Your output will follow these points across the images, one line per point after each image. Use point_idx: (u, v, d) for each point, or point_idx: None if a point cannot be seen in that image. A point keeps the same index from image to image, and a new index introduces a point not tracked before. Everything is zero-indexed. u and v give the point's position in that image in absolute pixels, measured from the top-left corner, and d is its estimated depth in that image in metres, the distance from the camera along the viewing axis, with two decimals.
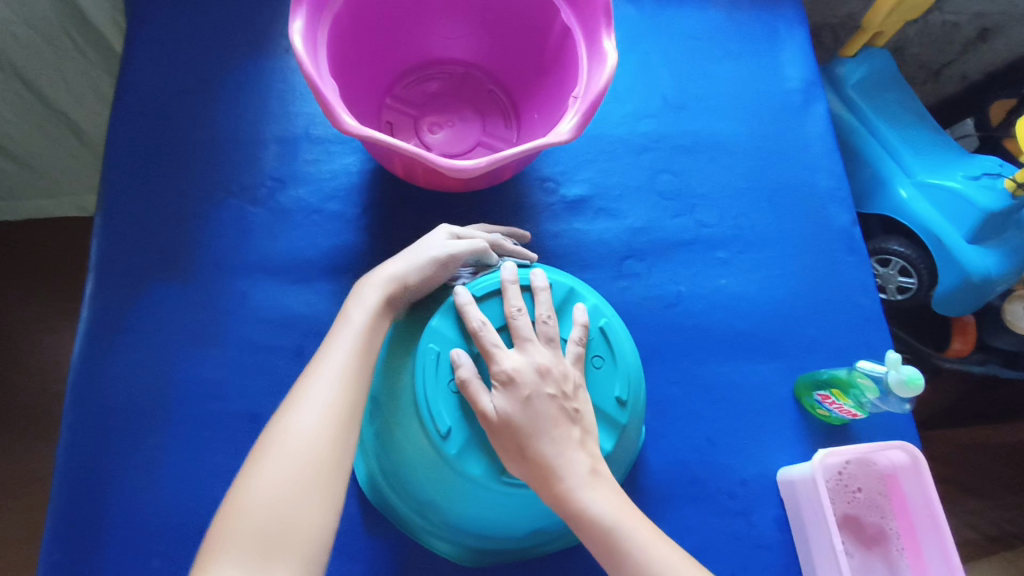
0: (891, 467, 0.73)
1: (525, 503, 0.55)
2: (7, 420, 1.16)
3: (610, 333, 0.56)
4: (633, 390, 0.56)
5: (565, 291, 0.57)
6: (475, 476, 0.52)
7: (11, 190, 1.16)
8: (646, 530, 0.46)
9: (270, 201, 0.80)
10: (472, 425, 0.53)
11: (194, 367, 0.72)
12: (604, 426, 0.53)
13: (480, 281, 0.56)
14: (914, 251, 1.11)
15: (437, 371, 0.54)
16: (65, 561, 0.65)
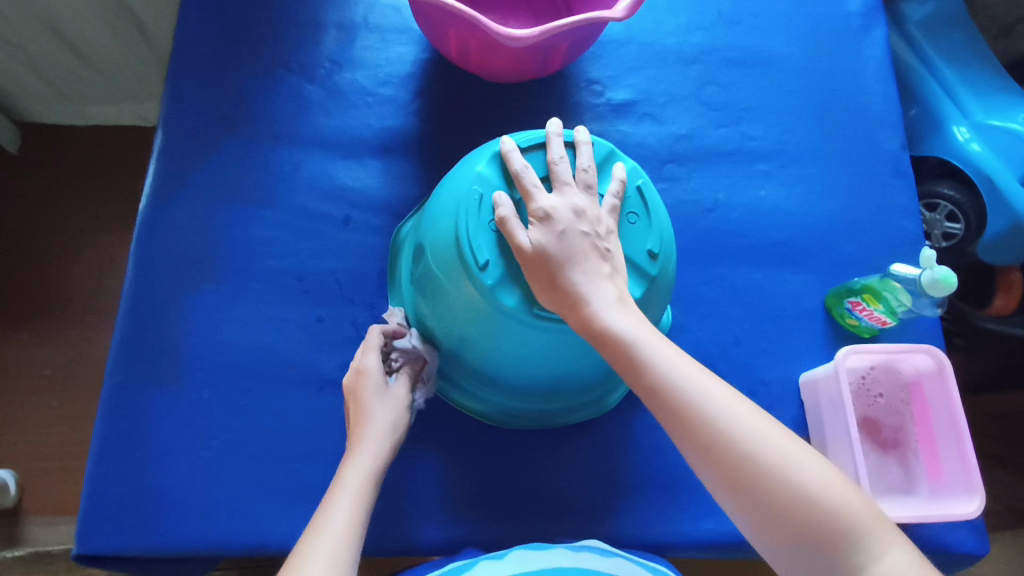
0: (916, 374, 0.74)
1: (552, 343, 0.59)
2: (69, 304, 1.25)
3: (647, 193, 0.59)
4: (665, 248, 0.59)
5: (607, 152, 0.60)
6: (509, 307, 0.55)
7: (84, 90, 1.23)
8: (665, 345, 0.52)
9: (327, 81, 0.84)
10: (508, 261, 0.56)
11: (249, 226, 0.77)
12: (633, 273, 0.56)
13: (525, 134, 0.59)
14: (964, 195, 1.09)
15: (478, 211, 0.57)
16: (125, 384, 0.71)
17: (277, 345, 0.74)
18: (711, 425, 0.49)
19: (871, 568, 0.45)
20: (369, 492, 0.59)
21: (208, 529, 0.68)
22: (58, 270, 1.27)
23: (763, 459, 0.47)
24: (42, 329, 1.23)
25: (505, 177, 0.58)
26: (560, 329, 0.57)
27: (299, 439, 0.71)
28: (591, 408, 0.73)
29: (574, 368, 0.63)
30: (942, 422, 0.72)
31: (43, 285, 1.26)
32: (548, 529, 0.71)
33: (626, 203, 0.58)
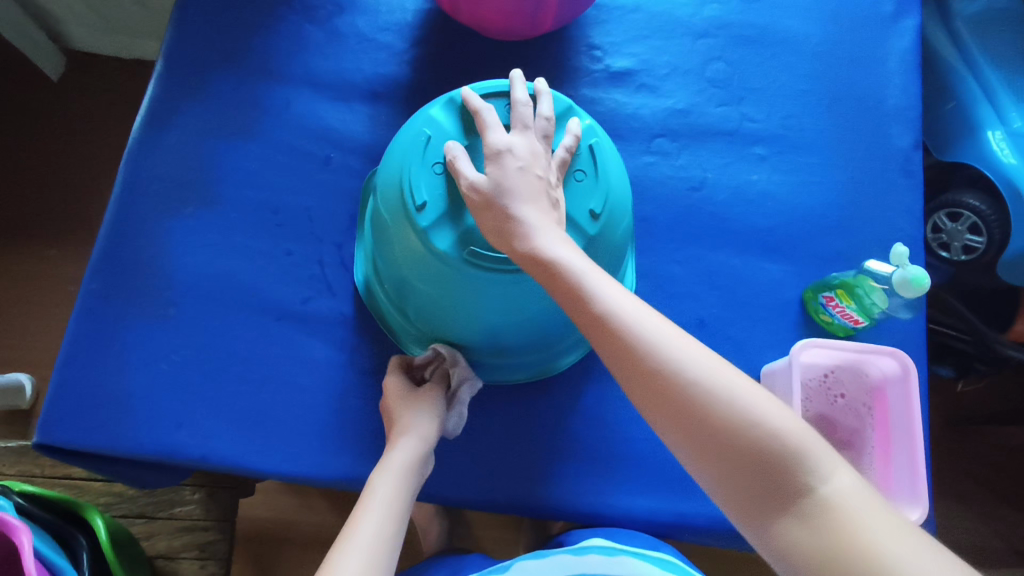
0: (883, 379, 0.71)
1: (485, 295, 0.59)
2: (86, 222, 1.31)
3: (598, 152, 0.59)
4: (610, 209, 0.59)
5: (565, 109, 0.61)
6: (441, 249, 0.56)
7: (125, 23, 1.28)
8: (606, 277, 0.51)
9: (327, 23, 0.85)
10: (446, 205, 0.57)
11: (233, 154, 0.79)
12: (571, 229, 0.57)
13: (482, 83, 0.60)
14: (991, 207, 1.03)
15: (424, 154, 0.58)
16: (99, 291, 0.75)
17: (245, 272, 0.76)
18: (654, 355, 0.46)
19: (817, 490, 0.42)
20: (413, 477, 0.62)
21: (158, 437, 0.71)
22: (83, 193, 1.32)
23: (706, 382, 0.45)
24: (61, 248, 1.29)
25: (457, 123, 0.60)
26: (492, 278, 0.57)
27: (253, 365, 0.74)
28: (538, 371, 0.74)
29: (510, 325, 0.63)
30: (900, 431, 0.68)
31: (69, 206, 1.31)
32: (480, 482, 0.71)
33: (575, 159, 0.59)
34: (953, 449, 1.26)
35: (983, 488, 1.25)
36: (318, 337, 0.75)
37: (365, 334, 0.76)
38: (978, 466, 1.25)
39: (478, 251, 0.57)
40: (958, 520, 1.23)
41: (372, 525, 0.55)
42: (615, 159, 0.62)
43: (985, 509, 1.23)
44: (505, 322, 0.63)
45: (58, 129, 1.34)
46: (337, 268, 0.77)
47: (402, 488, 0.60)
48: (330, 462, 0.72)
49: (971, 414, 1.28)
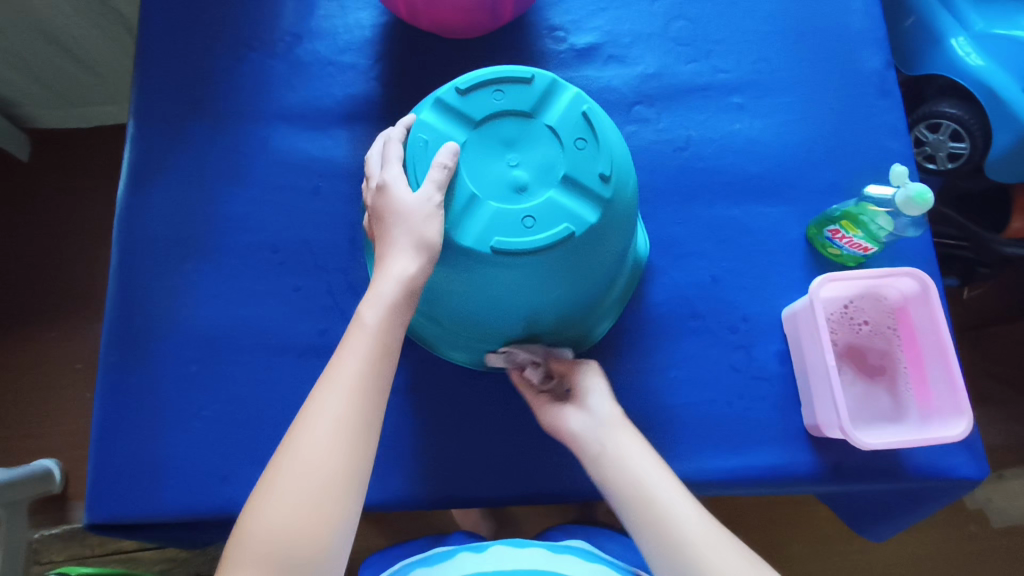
0: (902, 299, 0.72)
1: (517, 283, 0.58)
2: (75, 297, 1.29)
3: (592, 118, 0.59)
4: (616, 172, 0.59)
5: (548, 83, 0.60)
6: (467, 245, 0.56)
7: (82, 93, 1.27)
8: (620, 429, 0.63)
9: (288, 54, 0.84)
10: (462, 202, 0.57)
11: (221, 202, 0.79)
12: (586, 198, 0.57)
13: (463, 77, 0.60)
14: (968, 112, 1.04)
15: (425, 159, 0.58)
16: (118, 362, 0.74)
17: (256, 316, 0.76)
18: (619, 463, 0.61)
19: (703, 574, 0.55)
20: (387, 333, 0.55)
21: (205, 494, 0.71)
22: (71, 270, 1.30)
23: (654, 490, 0.59)
24: (65, 328, 1.27)
25: (449, 122, 0.60)
26: (523, 264, 0.57)
27: (284, 405, 0.74)
28: (575, 345, 0.74)
29: (544, 307, 0.62)
30: (930, 346, 0.70)
31: (64, 285, 1.29)
32: (528, 477, 0.72)
33: (572, 130, 0.59)
34: (970, 355, 1.28)
35: (1006, 387, 1.26)
36: None
37: None
38: (998, 368, 1.27)
39: (503, 239, 0.56)
40: (987, 423, 1.24)
41: (325, 409, 0.51)
42: (608, 122, 0.62)
43: (1012, 407, 1.25)
44: (540, 307, 0.62)
45: (37, 211, 1.33)
46: (346, 294, 0.76)
47: (387, 345, 0.54)
48: (378, 487, 0.71)
49: (984, 316, 1.29)
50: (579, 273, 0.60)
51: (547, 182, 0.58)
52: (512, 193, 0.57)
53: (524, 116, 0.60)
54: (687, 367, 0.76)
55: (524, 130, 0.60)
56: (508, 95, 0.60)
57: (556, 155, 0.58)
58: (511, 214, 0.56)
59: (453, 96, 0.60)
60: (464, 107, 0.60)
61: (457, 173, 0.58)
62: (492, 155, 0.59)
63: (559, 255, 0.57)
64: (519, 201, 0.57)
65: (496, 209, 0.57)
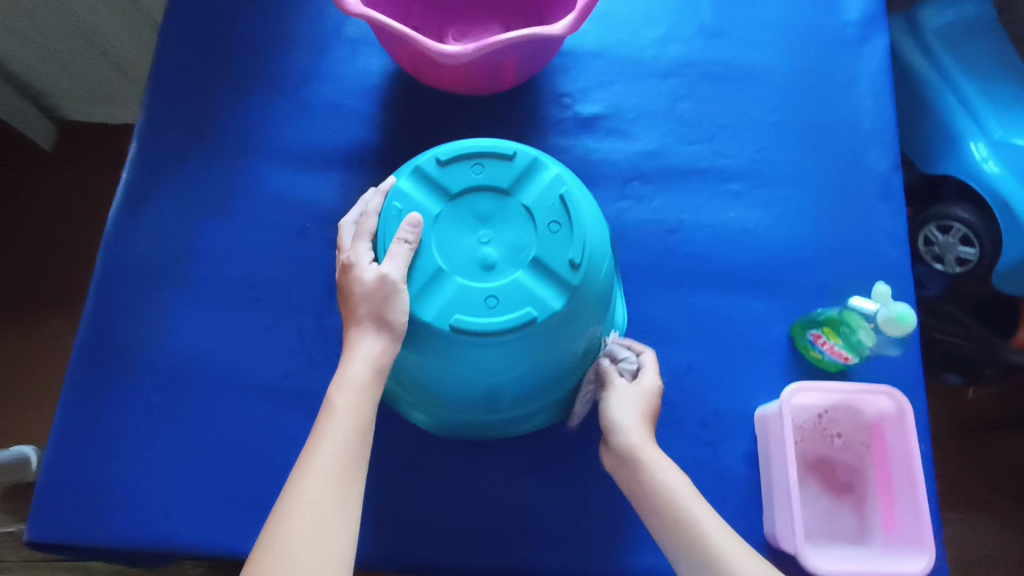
0: (879, 417, 0.70)
1: (477, 360, 0.57)
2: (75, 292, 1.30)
3: (569, 200, 0.57)
4: (590, 258, 0.57)
5: (529, 159, 0.59)
6: (426, 321, 0.55)
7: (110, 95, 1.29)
8: (661, 461, 0.61)
9: (295, 93, 0.85)
10: (425, 276, 0.56)
11: (207, 233, 0.79)
12: (555, 283, 0.56)
13: (444, 147, 0.59)
14: (980, 218, 1.01)
15: (393, 227, 0.58)
16: (83, 382, 0.75)
17: (225, 351, 0.76)
18: (665, 495, 0.59)
19: None
20: (364, 413, 0.55)
21: (147, 527, 0.70)
22: (78, 264, 1.32)
23: (684, 506, 0.58)
24: (60, 319, 1.28)
25: (425, 192, 0.59)
26: (483, 344, 0.55)
27: (239, 445, 0.73)
28: (543, 418, 0.71)
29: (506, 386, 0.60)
30: (900, 471, 0.67)
31: (67, 278, 1.31)
32: (471, 553, 0.70)
33: (548, 212, 0.57)
34: (969, 459, 1.24)
35: (999, 498, 1.22)
36: (303, 413, 0.74)
37: None
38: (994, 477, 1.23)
39: (462, 317, 0.55)
40: (975, 534, 1.19)
41: (307, 493, 0.50)
42: (589, 204, 0.60)
43: (1003, 520, 1.20)
44: (502, 384, 0.60)
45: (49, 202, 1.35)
46: (316, 340, 0.76)
47: (366, 410, 0.55)
48: None
49: (987, 419, 1.25)
50: (542, 356, 0.58)
51: (516, 263, 0.57)
52: (478, 270, 0.56)
53: (501, 193, 0.59)
54: None
55: (499, 207, 0.59)
56: (487, 171, 0.59)
57: (529, 235, 0.57)
58: (474, 292, 0.55)
59: (432, 166, 0.59)
60: (442, 178, 0.59)
61: (424, 244, 0.57)
62: (462, 229, 0.58)
63: (521, 339, 0.55)
64: (484, 280, 0.56)
65: (459, 285, 0.55)
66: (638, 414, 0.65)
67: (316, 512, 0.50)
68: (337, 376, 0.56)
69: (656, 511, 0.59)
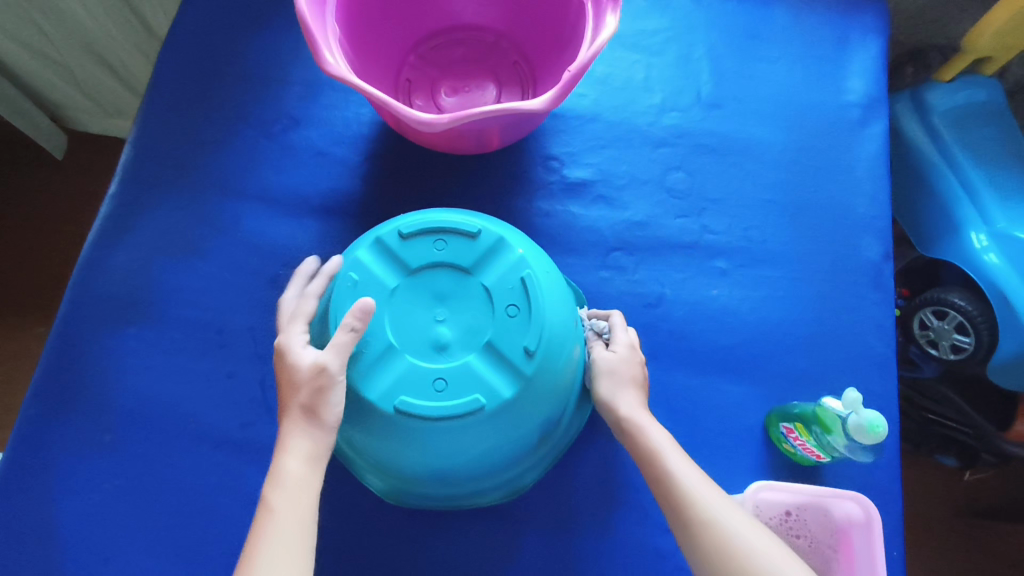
0: (847, 523, 0.67)
1: (423, 441, 0.59)
2: (33, 303, 1.23)
3: (527, 285, 0.61)
4: (545, 345, 0.60)
5: (493, 240, 0.63)
6: (370, 399, 0.58)
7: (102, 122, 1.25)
8: (653, 427, 0.62)
9: (282, 137, 0.84)
10: (374, 351, 0.59)
11: (181, 273, 0.79)
12: (507, 369, 0.59)
13: (409, 221, 0.63)
14: (975, 306, 0.97)
15: (347, 297, 0.62)
16: (36, 417, 0.73)
17: (184, 395, 0.75)
18: (659, 466, 0.59)
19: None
20: (306, 506, 0.54)
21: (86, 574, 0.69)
22: (38, 279, 1.23)
23: (664, 460, 0.59)
24: (26, 329, 1.21)
25: (384, 265, 0.63)
26: (429, 424, 0.58)
27: (188, 495, 0.71)
28: (504, 491, 0.69)
29: (453, 466, 0.62)
30: None
31: (27, 291, 1.23)
32: None
33: (506, 296, 0.61)
34: (965, 546, 1.19)
35: None
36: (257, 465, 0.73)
37: None
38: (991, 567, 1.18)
39: (408, 398, 0.58)
40: None
41: None
42: (551, 286, 0.63)
43: None
44: (449, 464, 0.62)
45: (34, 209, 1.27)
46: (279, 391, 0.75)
47: (308, 497, 0.55)
48: None
49: (986, 506, 1.20)
50: (489, 439, 0.60)
51: (469, 345, 0.60)
52: (432, 350, 0.60)
53: (460, 272, 0.63)
54: (611, 542, 0.71)
55: (458, 286, 0.63)
56: (448, 248, 0.63)
57: (485, 319, 0.61)
58: (423, 373, 0.59)
59: (393, 239, 0.63)
60: (402, 253, 0.63)
61: (381, 319, 0.61)
62: (420, 307, 0.62)
63: (467, 422, 0.58)
64: (436, 362, 0.59)
65: (410, 365, 0.59)
66: (621, 378, 0.65)
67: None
68: (268, 477, 0.55)
69: (651, 469, 0.60)
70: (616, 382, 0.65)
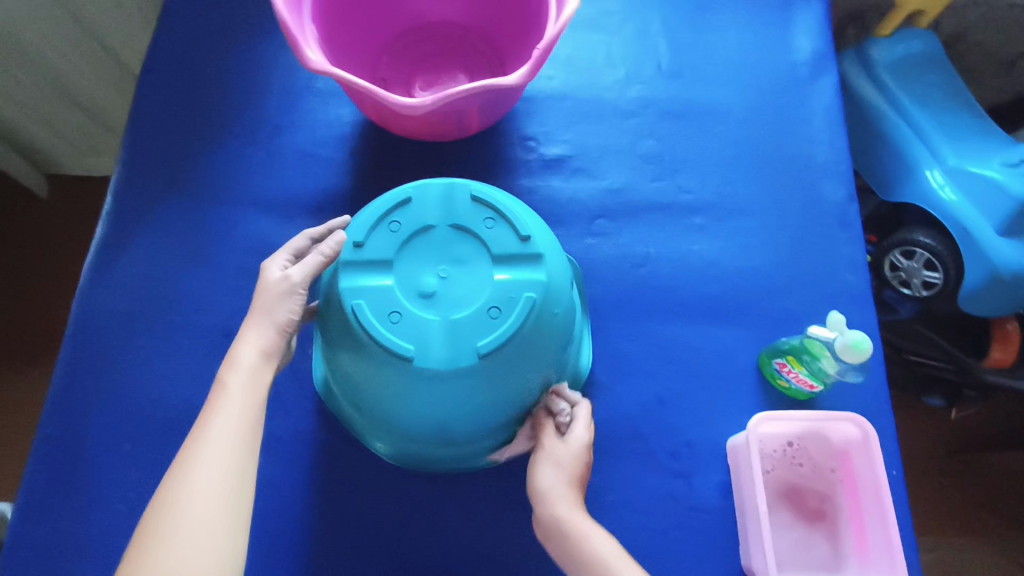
0: (846, 444, 0.71)
1: (366, 365, 0.64)
2: (23, 343, 1.22)
3: (527, 301, 0.63)
4: (502, 349, 0.62)
5: (531, 251, 0.66)
6: (345, 290, 0.64)
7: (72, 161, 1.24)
8: (581, 520, 0.62)
9: (267, 143, 0.87)
10: (379, 263, 0.65)
11: (182, 282, 0.81)
12: (453, 343, 0.62)
13: (482, 188, 0.68)
14: (941, 243, 1.02)
15: (391, 208, 0.68)
16: (55, 434, 0.75)
17: (199, 399, 0.76)
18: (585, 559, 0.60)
19: None
20: (258, 381, 0.60)
21: None
22: (26, 320, 1.23)
23: (593, 552, 0.60)
24: (18, 370, 1.20)
25: (437, 206, 0.68)
26: (368, 347, 0.62)
27: None
28: (448, 459, 0.72)
29: (392, 407, 0.65)
30: (869, 494, 0.68)
31: (16, 332, 1.22)
32: None
33: (499, 299, 0.63)
34: (958, 479, 1.24)
35: (992, 515, 1.22)
36: (279, 456, 0.75)
37: (322, 448, 0.76)
38: (986, 497, 1.23)
39: (364, 310, 0.63)
40: (972, 551, 1.19)
41: (205, 447, 0.55)
42: (550, 318, 0.65)
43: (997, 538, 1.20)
44: (382, 402, 0.66)
45: (24, 253, 1.26)
46: (291, 384, 0.77)
47: (245, 414, 0.58)
48: None
49: (974, 439, 1.26)
50: (421, 396, 0.64)
51: (444, 310, 0.63)
52: (415, 293, 0.64)
53: (486, 251, 0.66)
54: (626, 491, 0.74)
55: (476, 260, 0.66)
56: (493, 229, 0.67)
57: (474, 301, 0.63)
58: (390, 302, 0.63)
59: (463, 194, 0.68)
60: (462, 208, 0.68)
61: (401, 239, 0.66)
62: (433, 257, 0.66)
63: (394, 364, 0.62)
64: (408, 302, 0.63)
65: (389, 288, 0.64)
66: (565, 475, 0.65)
67: (216, 522, 0.53)
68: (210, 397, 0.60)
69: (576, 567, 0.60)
70: (551, 470, 0.66)
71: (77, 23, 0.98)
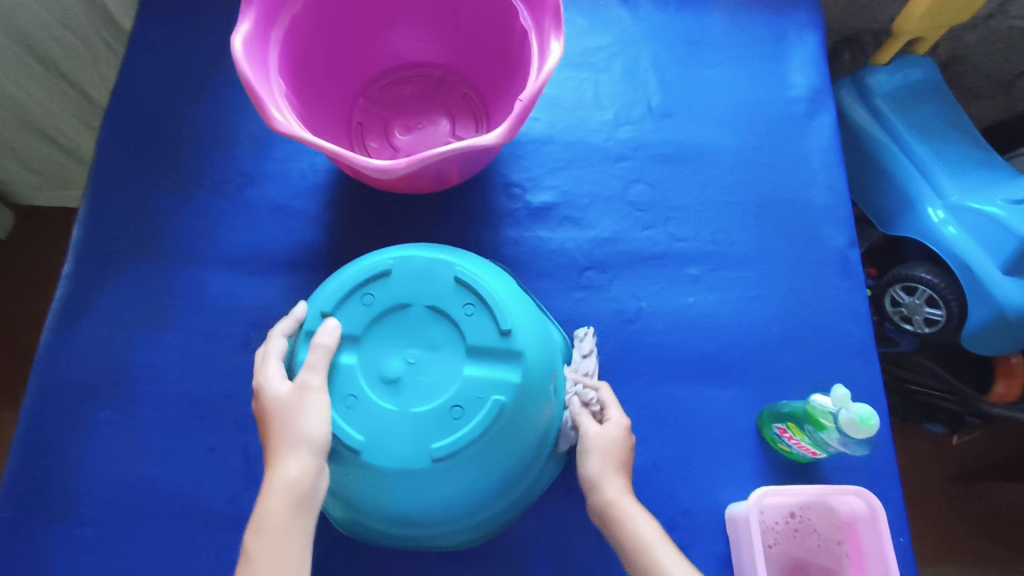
0: (852, 516, 0.67)
1: None
2: None
3: (493, 404, 0.59)
4: (461, 454, 0.58)
5: (510, 345, 0.61)
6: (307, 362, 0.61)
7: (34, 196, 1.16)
8: (637, 511, 0.60)
9: (237, 196, 0.83)
10: (348, 337, 0.62)
11: (148, 348, 0.76)
12: (409, 445, 0.58)
13: (467, 267, 0.64)
14: (942, 279, 0.97)
15: (369, 278, 0.64)
16: (10, 518, 0.70)
17: (164, 477, 0.72)
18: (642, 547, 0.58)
19: None
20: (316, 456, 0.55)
21: None
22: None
23: (654, 553, 0.57)
24: None
25: (417, 281, 0.64)
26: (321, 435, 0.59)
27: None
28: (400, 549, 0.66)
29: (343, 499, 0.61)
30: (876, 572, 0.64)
31: None
32: None
33: (465, 400, 0.59)
34: (960, 508, 1.20)
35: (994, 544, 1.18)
36: None
37: None
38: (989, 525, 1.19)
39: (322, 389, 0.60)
40: None
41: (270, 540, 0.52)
42: (520, 420, 0.60)
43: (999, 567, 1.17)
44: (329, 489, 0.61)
45: None
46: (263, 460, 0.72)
47: (301, 504, 0.54)
48: None
49: (977, 466, 1.22)
50: (369, 491, 0.59)
51: (406, 401, 0.60)
52: (378, 377, 0.60)
53: (461, 339, 0.62)
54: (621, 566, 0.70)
55: (451, 348, 0.62)
56: (471, 316, 0.62)
57: (440, 394, 0.60)
58: (351, 384, 0.60)
59: (447, 271, 0.64)
60: (443, 285, 0.64)
61: (374, 313, 0.63)
62: (406, 338, 0.62)
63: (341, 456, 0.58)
64: (369, 387, 0.60)
65: (353, 368, 0.61)
66: (610, 460, 0.63)
67: None
68: (255, 514, 0.54)
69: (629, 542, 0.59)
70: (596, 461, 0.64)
71: (41, 62, 0.93)
